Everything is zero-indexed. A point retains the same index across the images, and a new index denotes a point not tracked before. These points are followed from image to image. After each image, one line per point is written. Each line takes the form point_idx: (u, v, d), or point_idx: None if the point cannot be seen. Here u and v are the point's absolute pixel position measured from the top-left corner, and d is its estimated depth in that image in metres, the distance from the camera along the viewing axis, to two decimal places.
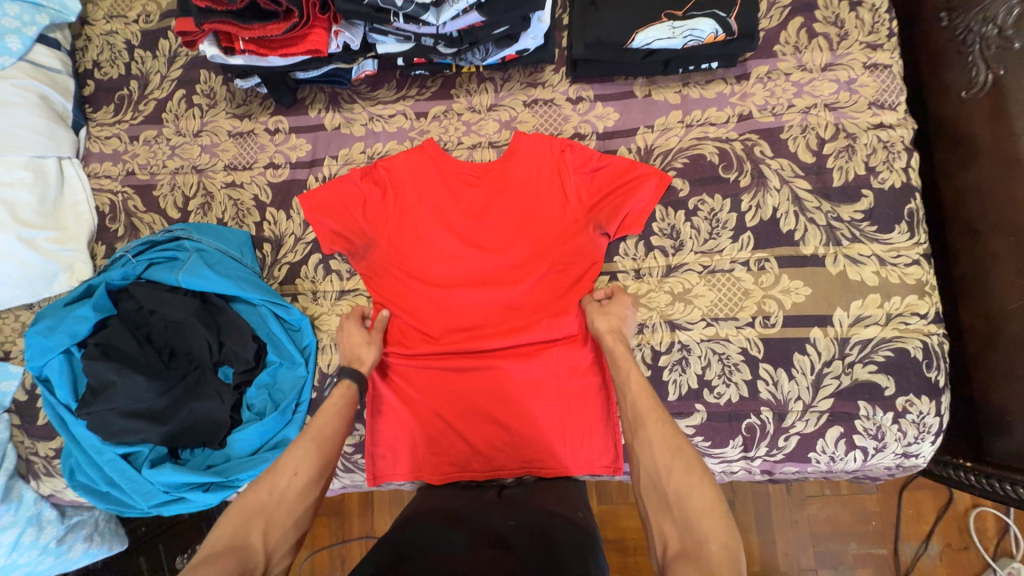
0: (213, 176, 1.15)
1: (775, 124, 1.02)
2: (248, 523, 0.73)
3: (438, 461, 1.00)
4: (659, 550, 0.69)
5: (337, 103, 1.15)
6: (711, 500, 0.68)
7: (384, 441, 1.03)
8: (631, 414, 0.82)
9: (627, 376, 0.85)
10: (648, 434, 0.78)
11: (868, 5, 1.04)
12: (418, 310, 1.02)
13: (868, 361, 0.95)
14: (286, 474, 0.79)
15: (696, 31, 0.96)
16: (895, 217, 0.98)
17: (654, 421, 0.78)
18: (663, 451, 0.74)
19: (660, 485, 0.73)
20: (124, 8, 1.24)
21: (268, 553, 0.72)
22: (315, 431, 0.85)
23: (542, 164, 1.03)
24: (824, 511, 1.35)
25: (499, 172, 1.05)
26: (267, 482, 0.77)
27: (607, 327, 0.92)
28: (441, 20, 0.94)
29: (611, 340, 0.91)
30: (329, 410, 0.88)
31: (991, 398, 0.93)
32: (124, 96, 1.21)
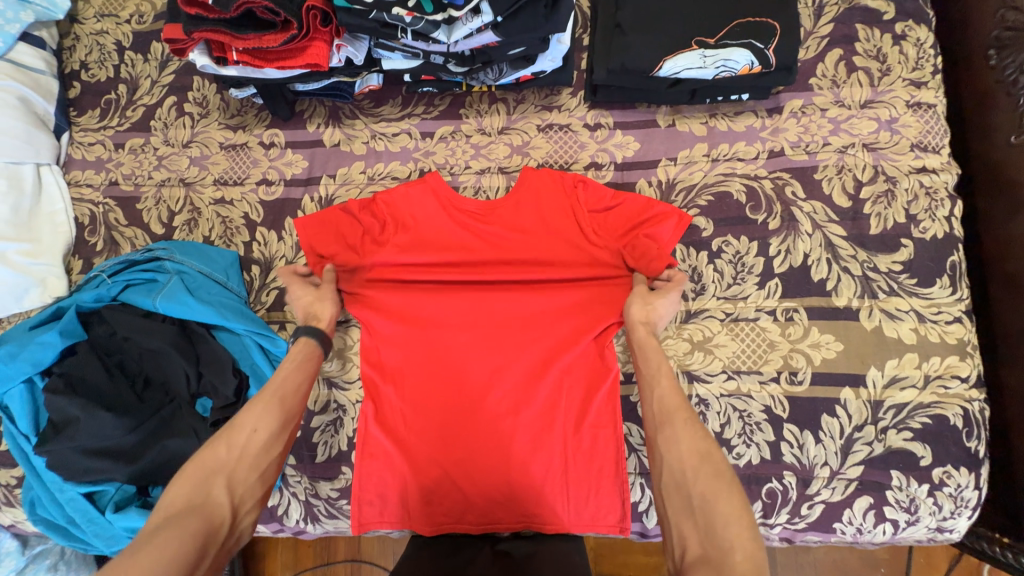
0: (201, 191, 1.07)
1: (808, 162, 0.95)
2: (209, 480, 0.73)
3: (431, 511, 0.92)
4: (677, 553, 0.66)
5: (337, 118, 1.08)
6: (739, 508, 0.65)
7: (372, 487, 0.94)
8: (656, 409, 0.78)
9: (659, 372, 0.81)
10: (675, 431, 0.74)
11: (913, 38, 0.96)
12: (415, 347, 0.94)
13: (902, 427, 0.87)
14: (245, 431, 0.79)
15: (729, 62, 0.88)
16: (937, 270, 0.90)
17: (684, 420, 0.74)
18: (692, 453, 0.71)
19: (684, 485, 0.69)
20: (116, 8, 1.16)
21: (234, 505, 0.74)
22: (273, 389, 0.84)
23: (553, 199, 0.96)
24: (832, 556, 1.27)
25: (505, 207, 0.97)
26: (226, 439, 0.77)
27: (641, 316, 0.87)
28: (453, 39, 0.85)
29: (644, 331, 0.86)
30: (287, 370, 0.87)
31: None
32: (111, 100, 1.13)
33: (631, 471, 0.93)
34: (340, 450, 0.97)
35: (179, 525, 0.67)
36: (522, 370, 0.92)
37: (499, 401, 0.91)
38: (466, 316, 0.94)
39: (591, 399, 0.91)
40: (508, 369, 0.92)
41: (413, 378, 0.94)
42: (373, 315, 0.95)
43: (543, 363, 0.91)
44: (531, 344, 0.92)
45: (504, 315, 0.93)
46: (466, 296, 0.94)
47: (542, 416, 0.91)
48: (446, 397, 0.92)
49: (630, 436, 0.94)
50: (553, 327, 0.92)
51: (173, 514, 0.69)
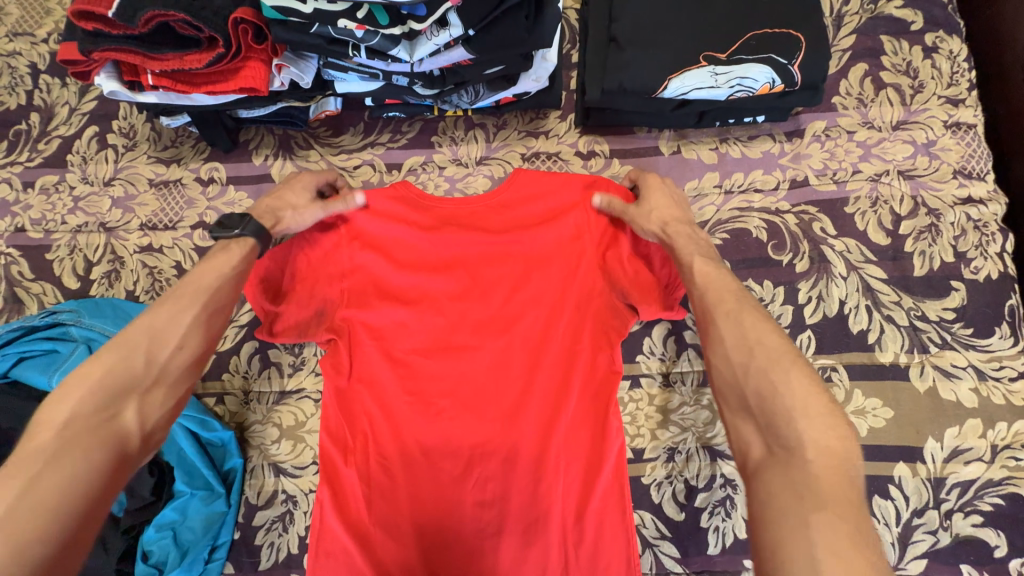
0: (125, 237, 0.90)
1: (837, 193, 0.82)
2: (116, 393, 0.54)
3: None
4: (737, 459, 0.51)
5: (289, 149, 0.93)
6: (815, 392, 0.49)
7: None
8: (699, 302, 0.61)
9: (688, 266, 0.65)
10: (719, 322, 0.57)
11: (945, 51, 0.85)
12: (381, 416, 0.75)
13: (969, 510, 0.72)
14: (166, 339, 0.58)
15: (746, 80, 0.74)
16: (994, 317, 0.77)
17: (734, 310, 0.57)
18: (742, 343, 0.54)
19: (738, 383, 0.53)
20: (32, 25, 1.01)
21: (146, 437, 0.54)
22: (203, 295, 0.62)
23: (550, 226, 0.78)
24: None
25: (492, 234, 0.79)
26: (141, 347, 0.57)
27: (668, 216, 0.72)
28: (416, 57, 0.70)
29: (674, 230, 0.71)
30: (217, 261, 0.66)
31: None
32: (21, 131, 0.96)
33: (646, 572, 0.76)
34: (289, 554, 0.79)
35: (75, 453, 0.49)
36: (514, 442, 0.74)
37: (485, 483, 0.74)
38: (443, 373, 0.76)
39: (596, 480, 0.74)
40: (495, 441, 0.74)
41: (379, 451, 0.75)
42: (331, 371, 0.77)
43: (539, 431, 0.74)
44: (523, 408, 0.75)
45: (489, 373, 0.76)
46: (445, 346, 0.76)
47: (538, 500, 0.74)
48: (419, 475, 0.74)
49: (643, 528, 0.77)
50: (549, 385, 0.75)
51: (67, 434, 0.50)
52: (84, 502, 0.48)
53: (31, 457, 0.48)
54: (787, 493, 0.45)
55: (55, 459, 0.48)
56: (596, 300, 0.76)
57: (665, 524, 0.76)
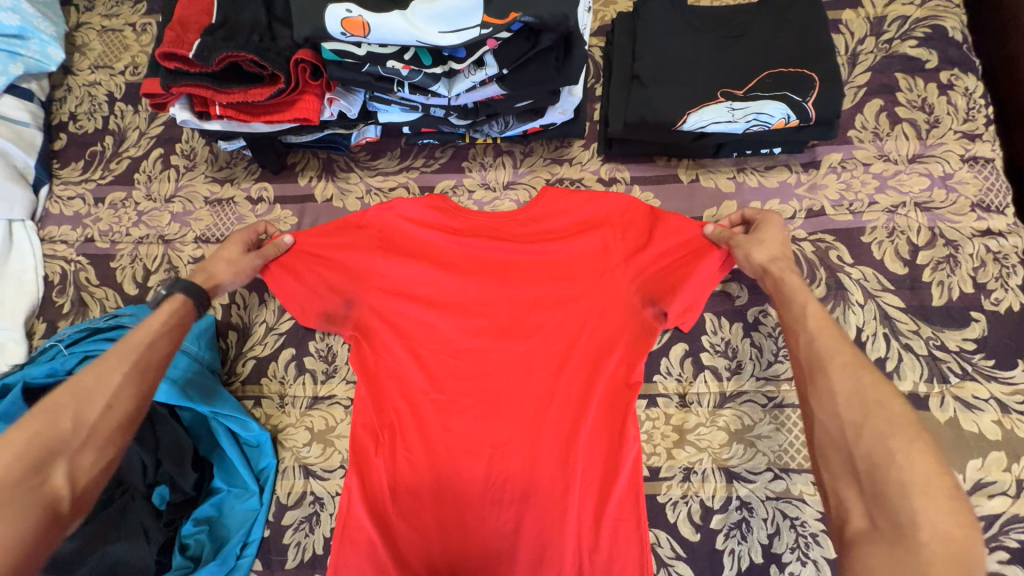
0: (180, 248, 0.99)
1: (853, 223, 0.84)
2: (45, 460, 0.58)
3: None
4: (833, 520, 0.53)
5: (332, 171, 1.01)
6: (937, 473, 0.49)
7: None
8: (804, 353, 0.62)
9: (802, 312, 0.67)
10: (829, 380, 0.58)
11: (961, 88, 0.88)
12: (415, 416, 0.84)
13: (995, 546, 0.71)
14: (96, 400, 0.63)
15: (762, 115, 0.78)
16: (1016, 349, 0.77)
17: (848, 369, 0.58)
18: (855, 406, 0.55)
19: (844, 442, 0.54)
20: (112, 59, 1.13)
21: (76, 499, 0.59)
22: (134, 355, 0.68)
23: (571, 246, 0.87)
24: None
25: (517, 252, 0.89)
26: (70, 410, 0.61)
27: (767, 256, 0.76)
28: (454, 92, 0.77)
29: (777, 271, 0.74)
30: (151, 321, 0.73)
31: None
32: (96, 152, 1.07)
33: None
34: (314, 555, 0.82)
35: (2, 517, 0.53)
36: (532, 441, 0.82)
37: (503, 477, 0.81)
38: (472, 380, 0.85)
39: (610, 490, 0.79)
40: (517, 445, 0.82)
41: (408, 443, 0.83)
42: (369, 367, 0.87)
43: (555, 433, 0.81)
44: (541, 410, 0.82)
45: (511, 377, 0.84)
46: (472, 351, 0.86)
47: (552, 499, 0.80)
48: (443, 467, 0.82)
49: (658, 546, 0.78)
50: (565, 391, 0.83)
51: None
52: (10, 564, 0.52)
53: None
54: (889, 569, 0.46)
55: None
56: (612, 316, 0.84)
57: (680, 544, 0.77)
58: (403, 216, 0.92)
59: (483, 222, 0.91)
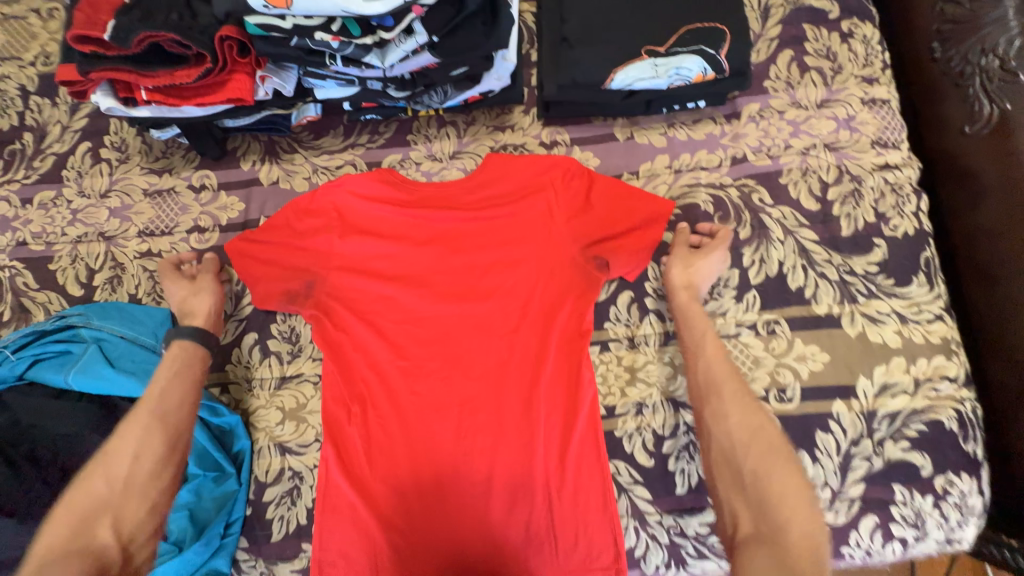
0: (124, 244, 0.96)
1: (772, 167, 0.92)
2: (93, 521, 0.71)
3: (403, 568, 0.83)
4: (729, 530, 0.71)
5: (275, 154, 1.00)
6: (800, 485, 0.70)
7: (336, 546, 0.84)
8: (703, 383, 0.79)
9: (703, 335, 0.83)
10: (722, 405, 0.77)
11: (859, 36, 0.96)
12: (383, 385, 0.88)
13: (899, 437, 0.83)
14: (127, 460, 0.75)
15: (682, 70, 0.84)
16: (912, 268, 0.88)
17: (737, 398, 0.77)
18: (742, 428, 0.75)
19: (734, 457, 0.73)
20: (18, 49, 1.06)
21: (124, 544, 0.71)
22: (152, 411, 0.78)
23: (519, 210, 0.91)
24: None
25: (467, 219, 0.92)
26: (110, 474, 0.74)
27: (681, 281, 0.86)
28: (387, 63, 0.78)
29: (685, 297, 0.86)
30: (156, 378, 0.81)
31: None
32: (15, 151, 1.01)
33: (623, 514, 0.85)
34: (299, 525, 0.86)
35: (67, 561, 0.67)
36: (497, 395, 0.87)
37: (472, 432, 0.86)
38: (436, 345, 0.89)
39: (572, 430, 0.85)
40: (483, 401, 0.87)
41: (379, 411, 0.87)
42: (333, 343, 0.90)
43: (518, 386, 0.87)
44: (502, 366, 0.88)
45: (471, 338, 0.88)
46: (433, 318, 0.90)
47: (520, 446, 0.86)
48: (415, 429, 0.86)
49: (618, 476, 0.86)
50: (524, 345, 0.88)
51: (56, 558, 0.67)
52: None
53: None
54: (768, 561, 0.64)
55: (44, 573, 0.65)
56: (562, 271, 0.89)
57: (637, 470, 0.85)
58: (354, 194, 0.94)
59: (433, 193, 0.94)
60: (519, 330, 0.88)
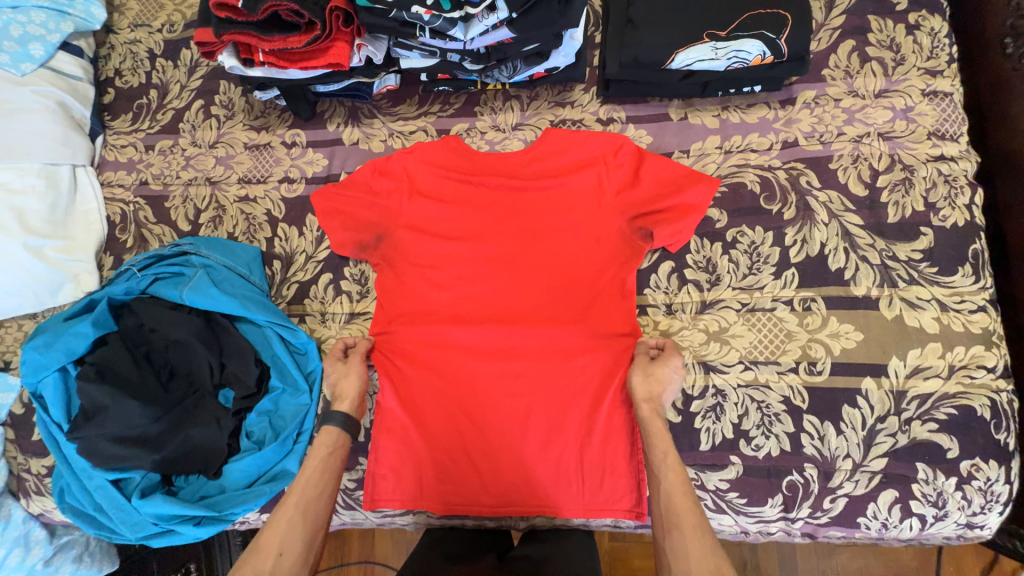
0: (226, 189, 1.11)
1: (823, 152, 0.95)
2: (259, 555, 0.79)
3: (444, 488, 0.95)
4: None
5: (356, 118, 1.12)
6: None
7: (388, 462, 0.97)
8: (665, 511, 0.80)
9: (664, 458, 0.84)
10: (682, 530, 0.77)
11: (926, 28, 0.97)
12: (437, 329, 0.98)
13: (927, 418, 0.86)
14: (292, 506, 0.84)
15: (741, 53, 0.89)
16: (958, 258, 0.89)
17: (691, 529, 0.77)
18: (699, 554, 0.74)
19: None
20: (149, 18, 1.23)
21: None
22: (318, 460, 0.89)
23: (570, 180, 0.99)
24: (855, 562, 1.30)
25: (523, 186, 1.01)
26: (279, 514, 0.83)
27: (645, 393, 0.88)
28: (469, 36, 0.87)
29: (649, 409, 0.88)
30: (316, 454, 0.90)
31: None
32: (143, 105, 1.18)
33: None
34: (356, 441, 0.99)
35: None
36: (537, 347, 0.96)
37: (513, 377, 0.95)
38: (486, 297, 0.99)
39: (606, 384, 0.93)
40: (526, 351, 0.96)
41: (431, 352, 0.97)
42: (396, 289, 1.01)
43: (558, 340, 0.95)
44: (545, 322, 0.96)
45: (518, 294, 0.98)
46: (484, 273, 0.99)
47: (555, 394, 0.94)
48: (461, 370, 0.96)
49: None
50: (566, 304, 0.96)
51: None
52: None
53: None
54: None
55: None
56: (607, 238, 0.97)
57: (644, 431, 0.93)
58: (422, 158, 1.04)
59: (493, 162, 1.03)
60: (562, 290, 0.96)
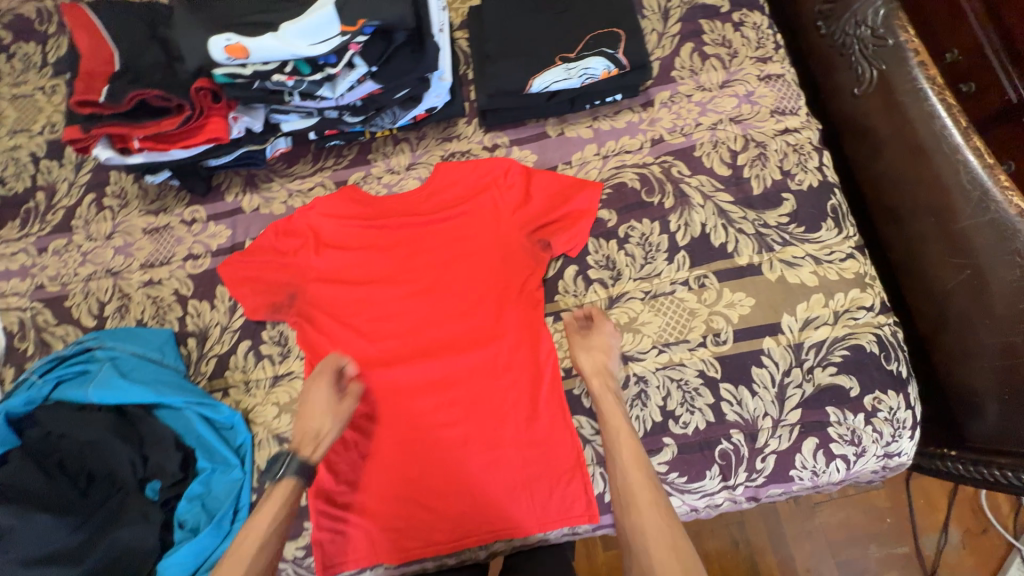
0: (129, 277, 1.09)
1: (686, 143, 1.05)
2: None
3: (397, 534, 0.94)
4: None
5: (254, 185, 1.14)
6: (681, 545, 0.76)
7: (335, 522, 0.94)
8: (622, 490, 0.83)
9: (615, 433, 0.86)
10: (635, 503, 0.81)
11: (750, 23, 1.10)
12: (363, 375, 0.98)
13: (826, 363, 0.92)
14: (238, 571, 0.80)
15: (590, 70, 0.99)
16: (820, 215, 0.99)
17: (648, 507, 0.80)
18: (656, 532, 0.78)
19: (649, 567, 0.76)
20: (27, 123, 1.22)
21: None
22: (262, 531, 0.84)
23: (469, 209, 1.04)
24: (836, 516, 1.34)
25: (425, 223, 1.05)
26: None
27: (592, 367, 0.91)
28: (338, 92, 0.91)
29: (599, 384, 0.91)
30: (268, 514, 0.85)
31: (957, 378, 0.97)
32: (30, 209, 1.16)
33: (591, 463, 0.94)
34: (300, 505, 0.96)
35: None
36: (464, 372, 0.98)
37: (446, 407, 0.97)
38: (408, 335, 1.01)
39: (537, 394, 0.95)
40: (454, 378, 0.98)
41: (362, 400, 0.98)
42: (316, 345, 1.01)
43: (482, 362, 0.98)
44: (467, 347, 0.98)
45: (437, 325, 1.00)
46: (402, 312, 1.02)
47: (490, 415, 0.96)
48: (394, 411, 0.97)
49: (581, 429, 0.95)
50: (484, 326, 0.99)
51: None
52: None
53: None
54: None
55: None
56: (512, 256, 1.01)
57: (597, 421, 0.94)
58: (324, 214, 1.07)
59: (394, 204, 1.07)
60: (478, 313, 1.00)
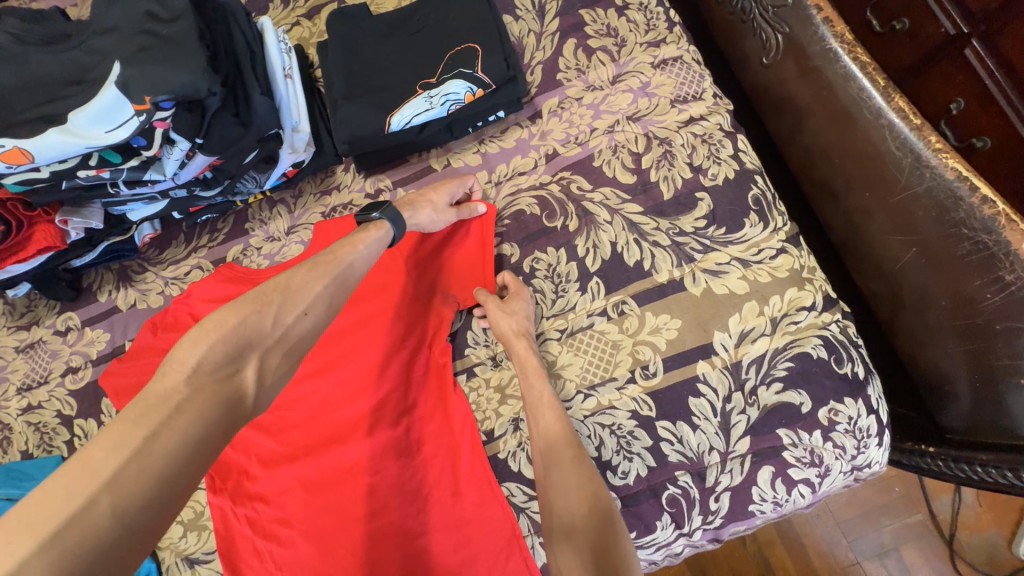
0: (7, 405, 0.99)
1: (583, 154, 0.93)
2: (242, 354, 0.64)
3: None
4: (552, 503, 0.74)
5: (127, 279, 1.03)
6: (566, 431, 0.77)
7: None
8: (545, 452, 0.77)
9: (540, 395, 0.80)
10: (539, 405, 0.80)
11: (635, 4, 0.98)
12: (269, 476, 0.89)
13: (770, 381, 0.81)
14: (293, 310, 0.69)
15: (451, 95, 0.87)
16: (741, 210, 0.87)
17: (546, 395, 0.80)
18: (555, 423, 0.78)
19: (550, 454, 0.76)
20: None
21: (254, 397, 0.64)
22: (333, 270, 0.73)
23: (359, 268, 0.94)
24: (842, 494, 1.21)
25: None
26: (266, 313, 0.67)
27: (513, 329, 0.83)
28: (169, 172, 0.81)
29: (522, 345, 0.83)
30: (366, 240, 0.79)
31: (925, 362, 0.86)
32: None
33: (528, 534, 0.84)
34: None
35: (185, 418, 0.55)
36: (377, 452, 0.86)
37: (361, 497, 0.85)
38: (311, 420, 0.90)
39: (459, 465, 0.85)
40: (366, 461, 0.86)
41: (271, 504, 0.88)
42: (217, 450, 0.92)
43: (394, 436, 0.87)
44: (374, 424, 0.87)
45: (340, 404, 0.90)
46: (302, 397, 0.91)
47: (411, 498, 0.84)
48: (306, 510, 0.86)
49: (513, 496, 0.85)
50: (392, 395, 0.89)
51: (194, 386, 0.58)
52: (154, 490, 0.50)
53: (159, 400, 0.56)
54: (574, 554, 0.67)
55: (182, 408, 0.55)
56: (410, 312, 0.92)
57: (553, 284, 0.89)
58: (201, 300, 0.93)
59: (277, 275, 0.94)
60: (381, 382, 0.89)
